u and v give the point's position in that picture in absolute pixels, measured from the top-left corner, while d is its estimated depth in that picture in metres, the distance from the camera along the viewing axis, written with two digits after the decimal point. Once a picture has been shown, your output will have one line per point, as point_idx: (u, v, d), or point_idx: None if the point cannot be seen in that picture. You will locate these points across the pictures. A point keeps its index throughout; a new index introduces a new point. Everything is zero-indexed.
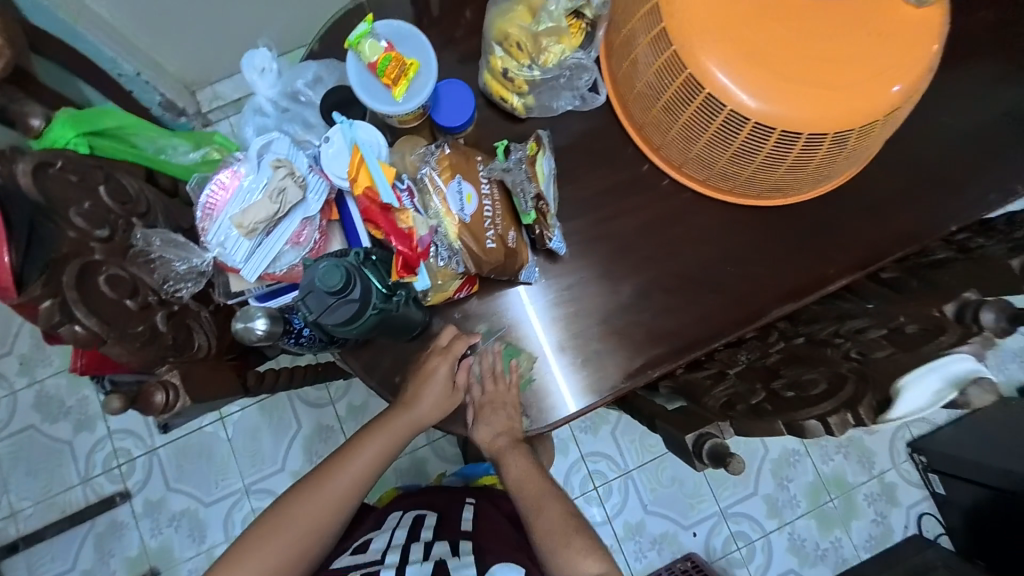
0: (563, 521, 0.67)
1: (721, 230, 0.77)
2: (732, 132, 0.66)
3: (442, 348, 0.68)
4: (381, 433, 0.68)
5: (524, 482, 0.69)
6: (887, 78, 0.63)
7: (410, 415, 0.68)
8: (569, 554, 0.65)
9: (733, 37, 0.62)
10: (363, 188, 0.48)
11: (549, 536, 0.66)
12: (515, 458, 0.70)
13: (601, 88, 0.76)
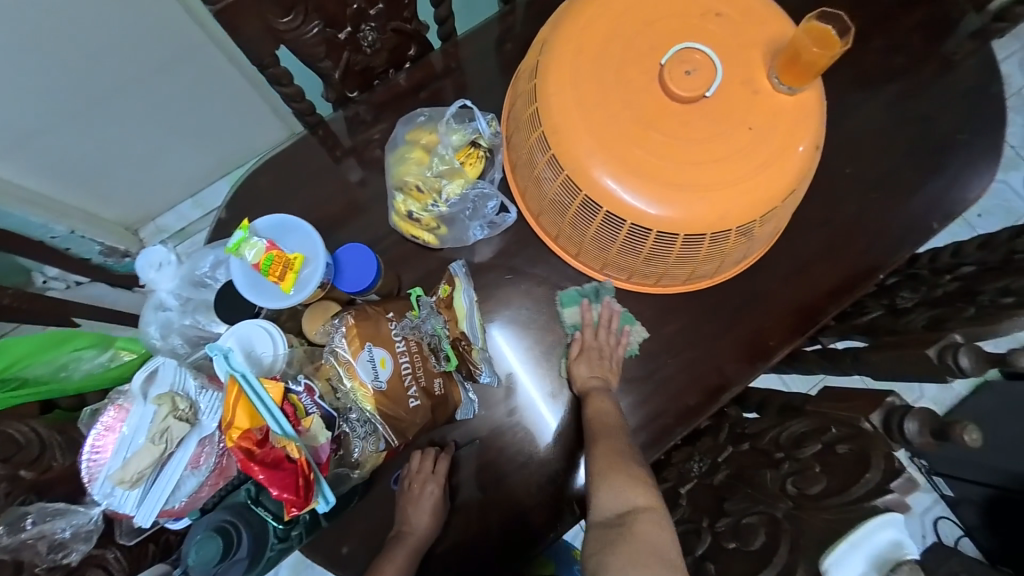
0: (618, 449, 0.59)
1: (656, 320, 0.75)
2: (639, 239, 0.66)
3: (429, 476, 0.67)
4: (399, 550, 0.63)
5: (594, 419, 0.65)
6: (777, 165, 0.63)
7: (417, 543, 0.64)
8: (618, 475, 0.56)
9: (619, 154, 0.62)
10: (237, 432, 0.42)
11: (601, 461, 0.58)
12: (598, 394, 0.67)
13: (510, 206, 0.76)
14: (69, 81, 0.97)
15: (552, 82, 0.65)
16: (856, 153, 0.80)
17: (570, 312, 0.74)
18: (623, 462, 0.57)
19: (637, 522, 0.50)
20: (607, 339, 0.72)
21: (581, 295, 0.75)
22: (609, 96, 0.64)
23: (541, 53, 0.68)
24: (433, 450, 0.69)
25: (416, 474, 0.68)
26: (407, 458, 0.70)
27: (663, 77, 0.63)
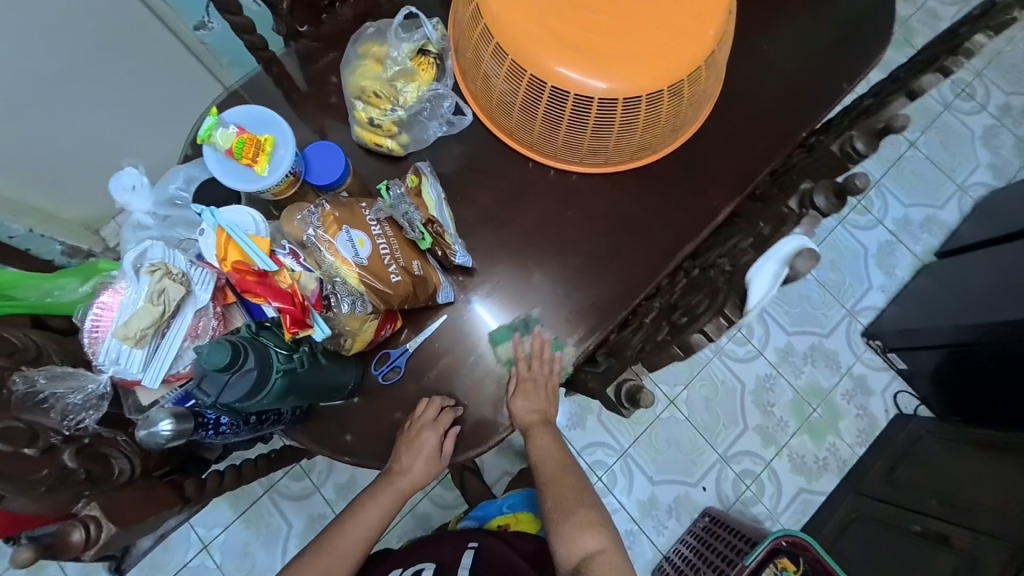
0: (566, 496, 0.73)
1: (612, 199, 0.82)
2: (584, 112, 0.71)
3: (429, 423, 0.69)
4: (382, 490, 0.71)
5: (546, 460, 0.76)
6: (699, 28, 0.70)
7: (403, 483, 0.70)
8: (576, 525, 0.71)
9: (556, 34, 0.68)
10: (234, 262, 0.48)
11: (555, 509, 0.73)
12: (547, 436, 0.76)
13: (464, 108, 0.80)
14: (21, 64, 0.96)
15: None
16: (776, 33, 0.88)
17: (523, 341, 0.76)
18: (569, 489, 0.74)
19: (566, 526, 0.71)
20: (541, 368, 0.75)
21: (512, 329, 0.76)
22: None
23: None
24: (438, 399, 0.71)
25: (423, 423, 0.70)
26: (418, 403, 0.71)
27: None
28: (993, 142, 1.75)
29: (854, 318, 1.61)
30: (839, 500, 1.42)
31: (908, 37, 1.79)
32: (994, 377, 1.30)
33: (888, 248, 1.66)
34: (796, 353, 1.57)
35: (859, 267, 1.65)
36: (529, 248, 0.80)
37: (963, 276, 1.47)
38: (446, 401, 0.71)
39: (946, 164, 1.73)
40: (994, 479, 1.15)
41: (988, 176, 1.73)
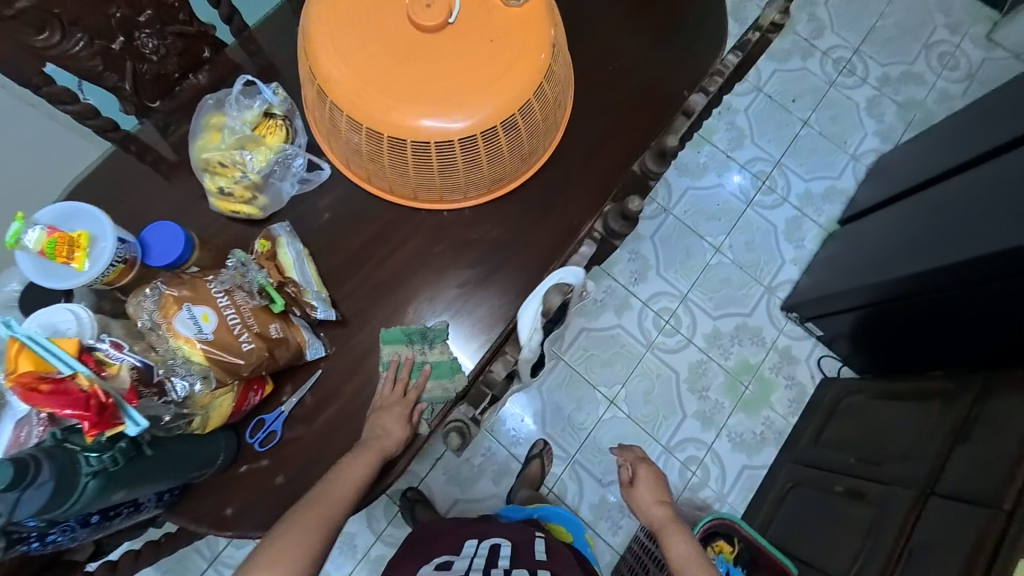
0: (681, 546, 0.92)
1: (477, 230, 0.84)
2: (424, 155, 0.74)
3: (397, 398, 0.73)
4: (362, 453, 0.69)
5: (682, 560, 0.91)
6: (521, 63, 0.73)
7: (386, 443, 0.70)
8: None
9: (383, 86, 0.70)
10: (25, 373, 0.47)
11: (681, 567, 0.90)
12: (677, 534, 0.94)
13: (320, 163, 0.81)
14: None
15: (316, 38, 0.73)
16: (619, 52, 0.93)
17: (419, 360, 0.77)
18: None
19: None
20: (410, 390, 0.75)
21: (406, 338, 0.78)
22: (367, 39, 0.72)
23: (305, 11, 0.75)
24: (403, 378, 0.75)
25: (384, 399, 0.73)
26: (377, 385, 0.76)
27: (411, 13, 0.72)
28: (877, 110, 1.84)
29: (773, 293, 1.69)
30: (777, 471, 1.49)
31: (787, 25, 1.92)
32: (897, 339, 1.35)
33: (795, 222, 1.75)
34: (723, 335, 1.66)
35: (770, 245, 1.73)
36: (402, 290, 0.81)
37: (856, 240, 1.55)
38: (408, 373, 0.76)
39: (837, 136, 1.82)
40: (898, 428, 1.22)
41: (877, 142, 1.82)
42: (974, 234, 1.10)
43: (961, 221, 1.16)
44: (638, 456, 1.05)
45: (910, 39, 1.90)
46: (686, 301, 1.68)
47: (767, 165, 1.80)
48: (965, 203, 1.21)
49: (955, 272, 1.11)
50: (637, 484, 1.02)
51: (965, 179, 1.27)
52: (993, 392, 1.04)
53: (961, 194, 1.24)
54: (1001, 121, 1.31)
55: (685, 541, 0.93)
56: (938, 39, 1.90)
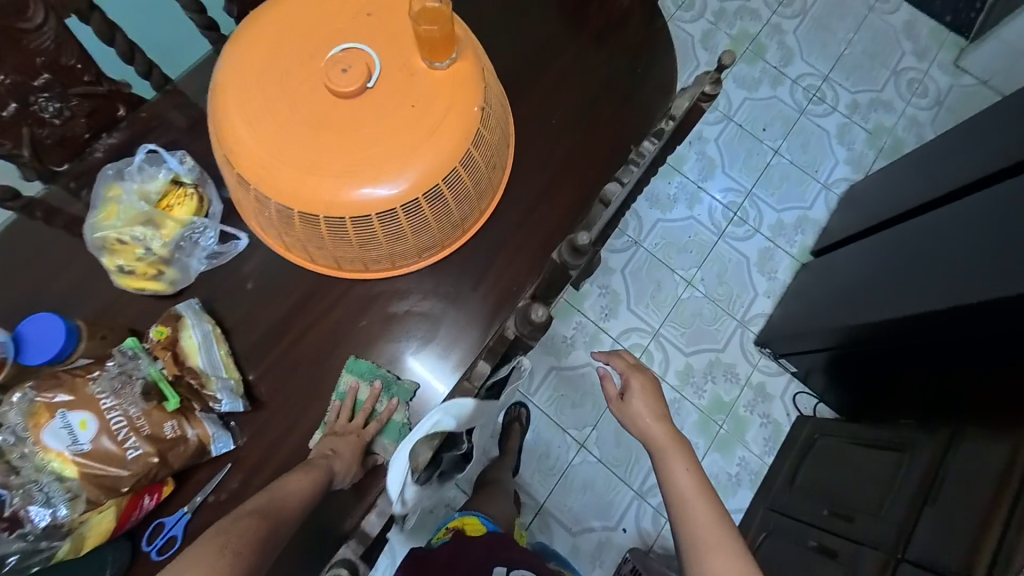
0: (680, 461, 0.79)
1: (407, 299, 0.78)
2: (340, 230, 0.68)
3: (351, 429, 0.72)
4: (306, 470, 0.64)
5: (677, 482, 0.77)
6: (444, 131, 0.68)
7: (336, 464, 0.67)
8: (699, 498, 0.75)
9: (291, 159, 0.65)
10: None
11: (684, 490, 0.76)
12: (675, 457, 0.80)
13: (238, 231, 0.75)
14: None
15: (225, 104, 0.67)
16: (562, 105, 0.88)
17: (379, 400, 0.75)
18: (701, 503, 0.74)
19: (698, 532, 0.72)
20: (363, 428, 0.72)
21: (375, 374, 0.75)
22: (279, 105, 0.66)
23: (218, 72, 0.70)
24: (359, 418, 0.73)
25: (338, 428, 0.71)
26: (330, 413, 0.73)
27: (327, 77, 0.67)
28: (847, 137, 1.82)
29: (746, 327, 1.65)
30: (752, 517, 1.45)
31: (757, 53, 1.91)
32: (866, 380, 1.30)
33: (767, 253, 1.72)
34: (695, 372, 1.61)
35: (743, 276, 1.70)
36: (326, 367, 0.75)
37: (823, 275, 1.51)
38: (368, 408, 0.73)
39: (808, 164, 1.80)
40: (868, 478, 1.17)
41: (848, 170, 1.79)
42: (927, 276, 1.06)
43: (920, 260, 1.12)
44: (633, 367, 0.91)
45: (878, 66, 1.89)
46: (658, 337, 1.64)
47: (739, 196, 1.77)
48: (920, 243, 1.17)
49: (896, 327, 1.07)
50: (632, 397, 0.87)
51: (923, 218, 1.23)
52: (957, 443, 1.00)
53: (921, 232, 1.19)
54: (962, 156, 1.26)
55: (685, 460, 0.80)
56: (906, 66, 1.89)
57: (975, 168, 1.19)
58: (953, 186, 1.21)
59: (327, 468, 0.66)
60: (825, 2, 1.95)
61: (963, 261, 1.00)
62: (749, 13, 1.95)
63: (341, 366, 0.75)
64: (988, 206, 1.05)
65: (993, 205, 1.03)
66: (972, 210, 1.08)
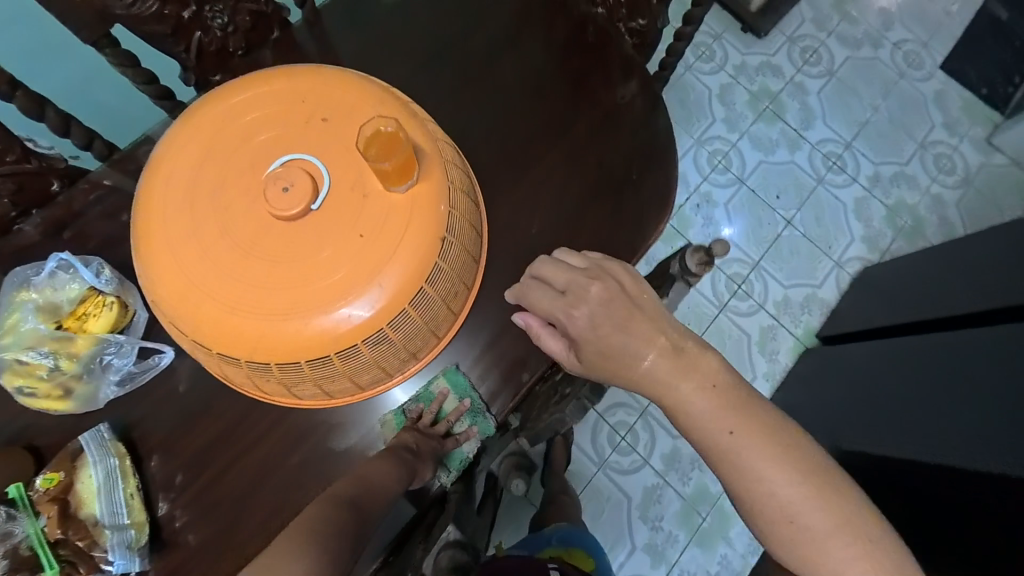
0: (709, 408, 0.56)
1: (348, 432, 0.70)
2: (263, 370, 0.59)
3: (434, 435, 0.72)
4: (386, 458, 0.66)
5: (714, 441, 0.56)
6: (393, 269, 0.58)
7: (417, 460, 0.67)
8: (747, 439, 0.55)
9: (210, 291, 0.56)
10: None
11: (725, 445, 0.55)
12: (699, 399, 0.56)
13: (163, 346, 0.67)
14: None
15: (143, 215, 0.58)
16: (543, 211, 0.78)
17: (459, 420, 0.74)
18: (765, 468, 0.54)
19: (769, 505, 0.54)
20: (440, 439, 0.72)
21: (466, 392, 0.73)
22: (202, 222, 0.57)
23: (145, 169, 0.60)
24: (439, 428, 0.73)
25: (421, 431, 0.71)
26: (415, 411, 0.73)
27: (265, 194, 0.57)
28: (864, 213, 1.70)
29: None
30: None
31: (776, 113, 1.80)
32: None
33: (770, 332, 1.61)
34: (682, 457, 1.51)
35: (741, 356, 1.59)
36: (250, 506, 0.68)
37: (822, 372, 1.41)
38: (452, 421, 0.73)
39: (820, 239, 1.68)
40: None
41: (863, 249, 1.67)
42: (934, 418, 0.96)
43: (923, 396, 1.04)
44: (568, 298, 0.60)
45: (903, 136, 1.77)
46: (646, 415, 1.54)
47: (744, 267, 1.66)
48: (922, 374, 1.09)
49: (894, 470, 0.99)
50: (581, 343, 0.59)
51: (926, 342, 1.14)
52: None
53: (927, 360, 1.11)
54: (977, 278, 1.17)
55: (729, 412, 0.56)
56: (934, 139, 1.76)
57: (988, 296, 1.10)
58: (965, 312, 1.12)
59: (411, 468, 0.66)
60: (854, 63, 1.83)
61: (969, 414, 0.91)
62: (770, 69, 1.83)
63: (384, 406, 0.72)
64: (998, 351, 0.96)
65: (1002, 350, 0.95)
66: (981, 350, 1.00)
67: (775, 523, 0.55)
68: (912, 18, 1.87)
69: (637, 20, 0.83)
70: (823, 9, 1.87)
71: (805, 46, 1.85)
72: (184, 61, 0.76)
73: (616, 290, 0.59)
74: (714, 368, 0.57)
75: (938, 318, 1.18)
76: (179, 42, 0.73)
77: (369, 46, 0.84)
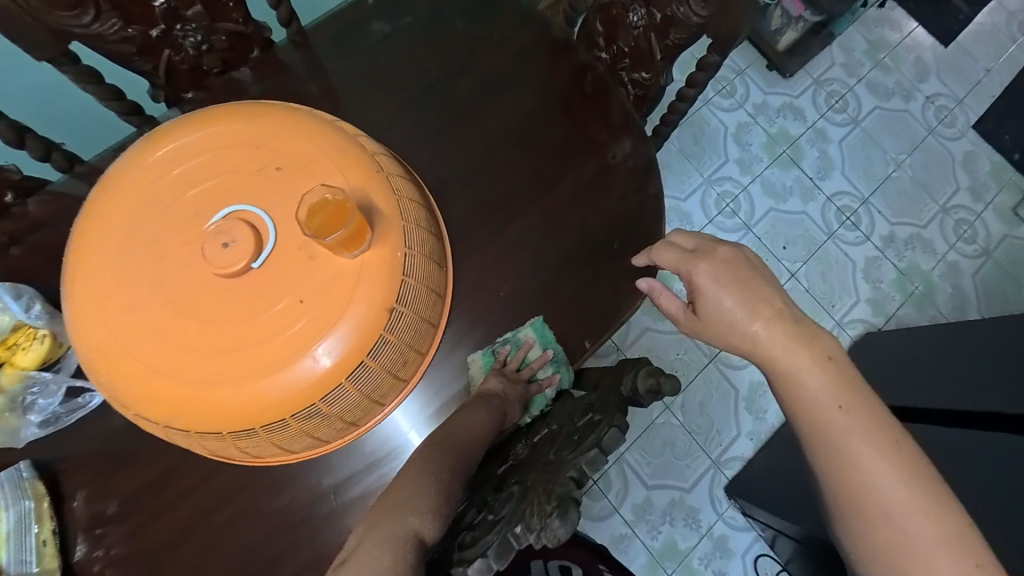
0: (815, 382, 0.55)
1: (280, 492, 0.67)
2: (186, 435, 0.56)
3: (517, 380, 0.68)
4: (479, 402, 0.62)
5: (821, 416, 0.53)
6: (331, 343, 0.54)
7: (505, 402, 0.64)
8: (854, 424, 0.52)
9: (135, 350, 0.52)
10: None
11: (831, 420, 0.53)
12: (813, 372, 0.55)
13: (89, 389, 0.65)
14: None
15: (77, 260, 0.54)
16: (514, 273, 0.74)
17: (542, 368, 0.71)
18: (873, 460, 0.51)
19: (868, 500, 0.50)
20: (524, 385, 0.68)
21: (548, 342, 0.71)
22: (135, 275, 0.53)
23: (88, 201, 0.56)
24: (521, 374, 0.70)
25: (506, 375, 0.68)
26: (503, 354, 0.70)
27: (202, 250, 0.53)
28: (873, 273, 1.63)
29: (719, 470, 1.49)
30: None
31: (793, 159, 1.72)
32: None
33: (759, 389, 1.54)
34: (654, 509, 1.46)
35: (727, 410, 1.53)
36: (173, 557, 0.65)
37: None
38: (534, 368, 0.70)
39: (824, 296, 1.61)
40: None
41: (867, 312, 1.60)
42: None
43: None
44: (696, 253, 0.62)
45: (924, 197, 1.68)
46: (621, 461, 1.49)
47: None
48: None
49: None
50: (700, 296, 0.60)
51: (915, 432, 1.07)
52: None
53: None
54: (953, 373, 1.07)
55: (841, 393, 0.54)
56: (956, 203, 1.68)
57: (968, 395, 1.02)
58: (926, 407, 1.02)
59: (502, 409, 0.62)
60: (881, 114, 1.75)
61: None
62: (792, 111, 1.75)
63: (322, 467, 0.68)
64: (943, 460, 0.87)
65: (950, 458, 0.87)
66: (929, 450, 0.91)
67: (875, 525, 0.50)
68: (949, 72, 1.78)
69: (640, 73, 0.76)
70: (855, 54, 1.78)
71: (831, 91, 1.76)
72: (153, 79, 0.72)
73: (741, 256, 0.61)
74: (829, 347, 0.56)
75: (903, 408, 1.08)
76: (147, 61, 0.70)
77: (351, 73, 0.79)
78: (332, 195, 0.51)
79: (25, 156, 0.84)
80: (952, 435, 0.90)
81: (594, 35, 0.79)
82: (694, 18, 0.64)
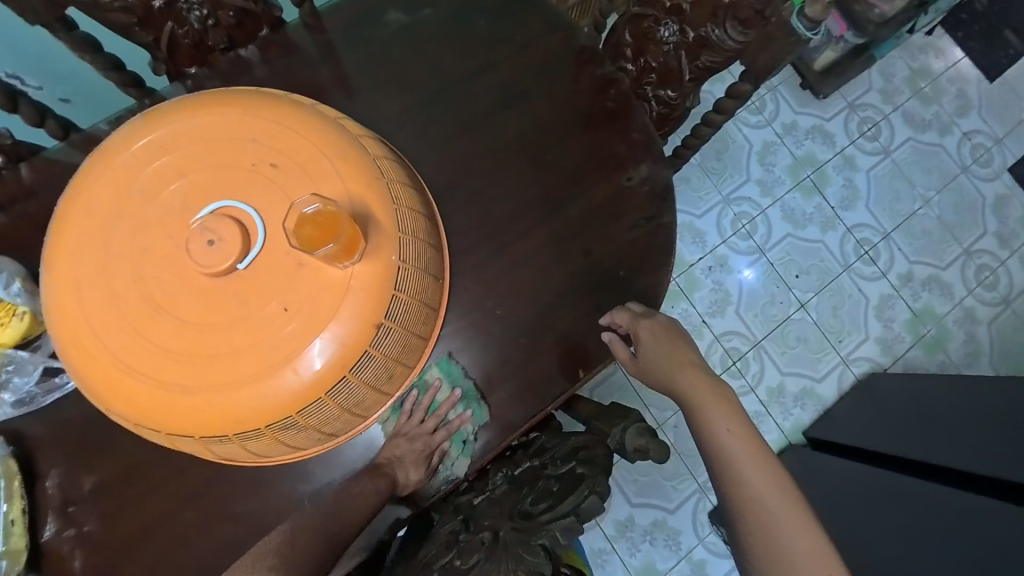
0: (715, 411, 0.61)
1: (253, 493, 0.66)
2: (157, 434, 0.54)
3: (419, 429, 0.66)
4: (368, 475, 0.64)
5: (717, 438, 0.59)
6: (310, 357, 0.51)
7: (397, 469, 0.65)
8: (741, 446, 0.58)
9: (112, 346, 0.50)
10: None
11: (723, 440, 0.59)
12: (713, 403, 0.62)
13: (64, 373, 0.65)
14: None
15: (61, 246, 0.52)
16: (512, 293, 0.71)
17: (452, 408, 0.69)
18: (757, 479, 0.55)
19: (752, 515, 0.54)
20: (429, 433, 0.67)
21: (453, 382, 0.68)
22: (118, 269, 0.51)
23: (81, 177, 0.54)
24: (426, 419, 0.67)
25: (407, 430, 0.67)
26: (408, 401, 0.68)
27: (185, 244, 0.50)
28: (886, 312, 1.58)
29: (706, 495, 1.47)
30: None
31: (817, 185, 1.66)
32: None
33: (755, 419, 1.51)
34: (635, 527, 1.45)
35: None
36: (141, 548, 0.65)
37: (799, 479, 1.32)
38: (438, 413, 0.67)
39: (832, 330, 1.57)
40: None
41: (875, 351, 1.56)
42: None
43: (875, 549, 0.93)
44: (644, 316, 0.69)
45: (949, 238, 1.62)
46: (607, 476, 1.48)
47: (744, 343, 1.55)
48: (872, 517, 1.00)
49: None
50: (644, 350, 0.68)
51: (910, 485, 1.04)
52: None
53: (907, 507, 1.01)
54: (966, 431, 1.04)
55: (731, 414, 0.61)
56: (981, 248, 1.61)
57: (970, 452, 0.99)
58: (943, 465, 1.00)
59: (391, 477, 0.65)
60: (914, 146, 1.68)
61: None
62: (822, 135, 1.68)
63: (297, 473, 0.66)
64: (952, 523, 0.86)
65: (960, 521, 0.86)
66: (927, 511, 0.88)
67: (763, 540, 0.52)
68: (992, 109, 1.70)
69: (667, 91, 0.73)
70: (895, 81, 1.70)
71: (865, 117, 1.69)
72: (154, 52, 0.70)
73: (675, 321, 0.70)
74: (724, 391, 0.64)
75: (914, 460, 1.06)
76: (149, 33, 0.67)
77: (362, 63, 0.75)
78: (324, 205, 0.48)
79: (20, 121, 0.82)
80: (967, 498, 0.89)
81: (622, 45, 0.75)
82: (729, 43, 0.61)
